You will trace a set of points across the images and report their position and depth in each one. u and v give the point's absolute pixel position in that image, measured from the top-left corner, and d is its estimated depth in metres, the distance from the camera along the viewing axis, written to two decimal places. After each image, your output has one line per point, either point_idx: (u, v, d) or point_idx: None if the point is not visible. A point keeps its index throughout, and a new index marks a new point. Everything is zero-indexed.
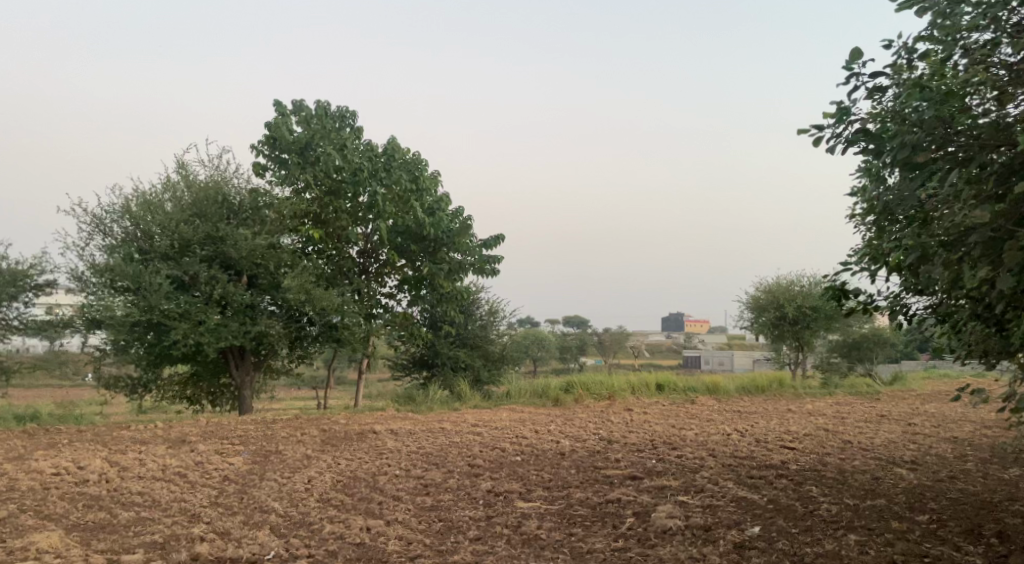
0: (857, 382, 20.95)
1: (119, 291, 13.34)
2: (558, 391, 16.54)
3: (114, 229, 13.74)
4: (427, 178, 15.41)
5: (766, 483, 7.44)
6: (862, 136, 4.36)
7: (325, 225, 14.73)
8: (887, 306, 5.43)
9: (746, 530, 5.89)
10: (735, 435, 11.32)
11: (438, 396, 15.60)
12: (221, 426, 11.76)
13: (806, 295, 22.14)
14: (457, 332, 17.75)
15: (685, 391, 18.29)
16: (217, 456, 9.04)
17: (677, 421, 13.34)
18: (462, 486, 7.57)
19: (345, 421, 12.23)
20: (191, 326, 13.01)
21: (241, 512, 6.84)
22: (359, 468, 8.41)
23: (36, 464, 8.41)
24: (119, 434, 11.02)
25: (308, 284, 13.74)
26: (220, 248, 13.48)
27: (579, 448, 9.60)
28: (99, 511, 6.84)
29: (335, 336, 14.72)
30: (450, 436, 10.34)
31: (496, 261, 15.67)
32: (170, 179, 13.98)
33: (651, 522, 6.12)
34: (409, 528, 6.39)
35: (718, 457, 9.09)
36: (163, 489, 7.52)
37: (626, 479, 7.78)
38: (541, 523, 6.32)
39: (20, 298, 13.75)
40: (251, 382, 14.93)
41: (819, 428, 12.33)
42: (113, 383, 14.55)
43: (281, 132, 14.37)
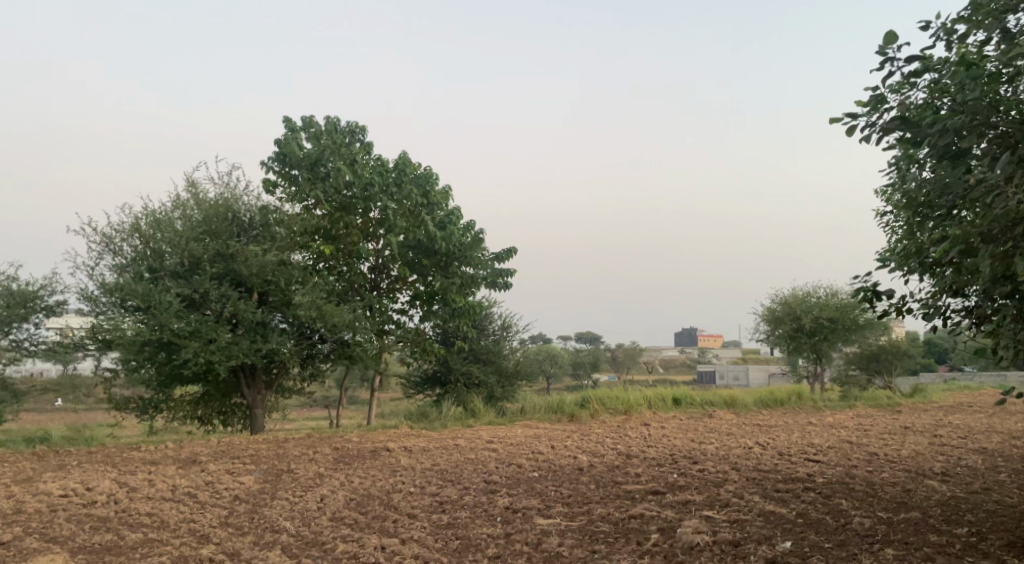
0: (877, 394, 20.58)
1: (129, 310, 13.22)
2: (573, 407, 16.26)
3: (124, 248, 13.61)
4: (438, 192, 15.30)
5: (794, 497, 7.18)
6: (896, 124, 4.23)
7: (335, 241, 14.62)
8: (922, 308, 5.20)
9: (777, 545, 5.63)
10: (757, 448, 11.06)
11: (452, 413, 15.38)
12: (232, 446, 11.60)
13: (823, 306, 21.81)
14: (470, 348, 17.55)
15: (703, 406, 18.00)
16: (228, 476, 8.86)
17: (695, 435, 13.08)
18: (479, 503, 7.35)
19: (358, 439, 12.01)
20: (202, 345, 12.86)
21: (252, 532, 6.64)
22: (373, 486, 8.20)
23: (44, 486, 8.25)
24: (130, 454, 10.88)
25: (319, 301, 13.60)
26: (230, 265, 13.35)
27: (598, 464, 9.36)
28: (106, 532, 6.65)
29: (347, 353, 14.65)
30: (464, 453, 10.11)
31: (509, 275, 15.50)
32: (180, 197, 13.87)
33: (677, 538, 5.87)
34: (426, 546, 6.17)
35: (742, 470, 8.83)
36: (172, 509, 7.33)
37: (649, 493, 7.54)
38: (563, 540, 6.08)
39: (30, 319, 13.66)
40: (263, 401, 14.77)
41: (842, 440, 12.02)
42: (124, 403, 14.41)
43: (291, 149, 14.30)
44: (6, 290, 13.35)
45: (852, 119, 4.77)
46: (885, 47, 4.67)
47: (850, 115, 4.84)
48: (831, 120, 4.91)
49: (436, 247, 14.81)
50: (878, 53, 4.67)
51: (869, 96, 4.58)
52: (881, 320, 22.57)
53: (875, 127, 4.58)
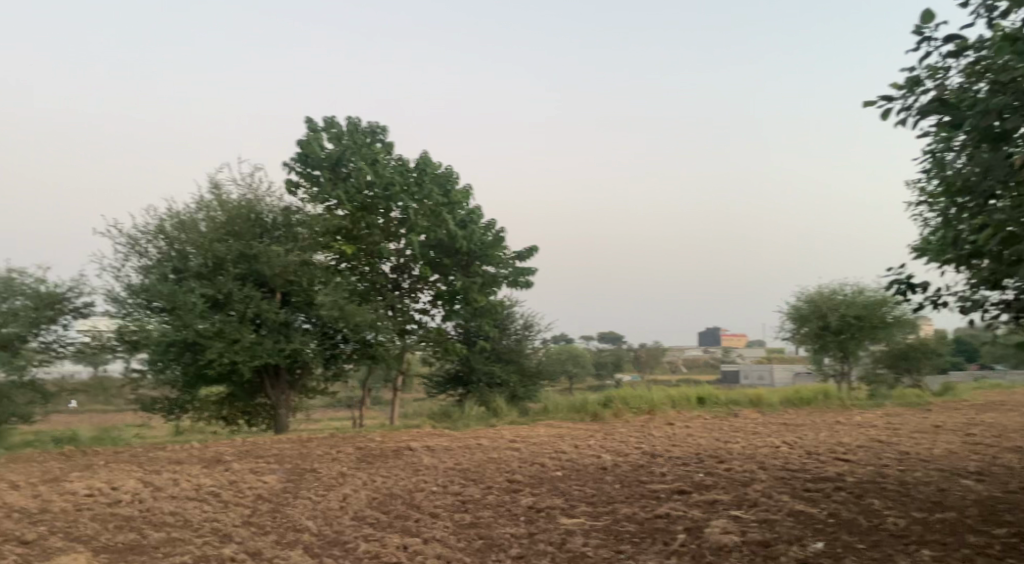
0: (906, 392, 20.23)
1: (155, 311, 13.27)
2: (596, 407, 16.14)
3: (149, 250, 13.64)
4: (459, 191, 15.24)
5: (824, 497, 7.03)
6: (935, 106, 4.17)
7: (357, 241, 14.63)
8: (959, 301, 5.06)
9: (808, 546, 5.51)
10: (784, 447, 10.89)
11: (474, 412, 15.33)
12: (256, 446, 11.61)
13: (850, 303, 21.51)
14: (492, 347, 17.49)
15: (728, 405, 17.82)
16: (252, 475, 8.85)
17: (720, 434, 12.91)
18: (502, 502, 7.27)
19: (381, 439, 11.99)
20: (226, 345, 12.91)
21: (274, 531, 6.60)
22: (396, 485, 8.15)
23: (70, 486, 8.27)
24: (156, 454, 10.92)
25: (341, 301, 13.63)
26: (253, 265, 13.38)
27: (622, 463, 9.24)
28: (130, 532, 6.65)
29: (370, 353, 14.66)
30: (487, 452, 10.04)
31: (531, 274, 15.42)
32: (204, 198, 13.91)
33: (705, 538, 5.76)
34: (448, 546, 6.10)
35: (769, 470, 8.69)
36: (196, 508, 7.32)
37: (674, 493, 7.42)
38: (588, 540, 5.99)
39: (59, 321, 13.75)
40: (286, 401, 14.80)
41: (871, 439, 11.81)
42: (150, 404, 14.51)
43: (312, 149, 14.33)
44: (35, 292, 13.39)
45: (888, 102, 4.71)
46: (923, 28, 4.61)
47: (886, 99, 4.79)
48: (866, 103, 4.86)
49: (457, 246, 14.76)
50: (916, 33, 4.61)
51: (906, 78, 4.53)
52: (909, 318, 22.21)
53: (912, 111, 4.52)
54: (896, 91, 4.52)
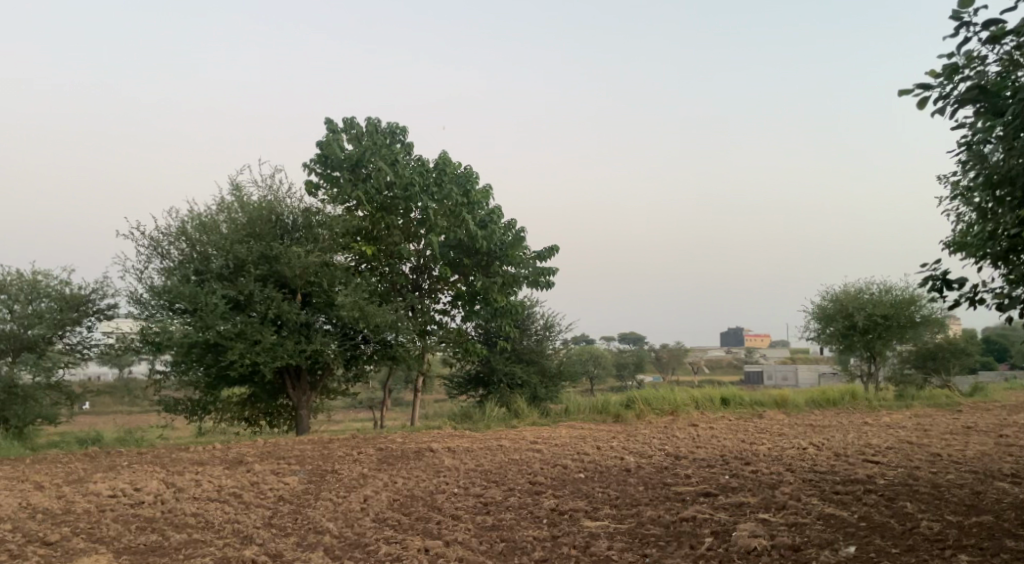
0: (935, 393, 19.90)
1: (177, 312, 13.33)
2: (618, 408, 16.01)
3: (171, 251, 13.74)
4: (478, 191, 15.14)
5: (855, 500, 6.87)
6: (972, 94, 4.07)
7: (377, 241, 14.60)
8: (997, 298, 4.89)
9: (840, 551, 5.36)
10: (811, 448, 10.71)
11: (495, 413, 15.24)
12: (278, 447, 11.61)
13: (877, 302, 21.20)
14: (513, 348, 17.39)
15: (752, 405, 17.61)
16: (273, 476, 8.83)
17: (746, 435, 12.74)
18: (524, 504, 7.18)
19: (402, 440, 11.94)
20: (247, 346, 12.93)
21: (295, 533, 6.55)
22: (417, 486, 8.08)
23: (93, 487, 8.29)
24: (179, 456, 10.94)
25: (361, 301, 13.59)
26: (274, 266, 13.38)
27: (645, 465, 9.12)
28: (151, 533, 6.62)
29: (390, 353, 14.64)
30: (509, 454, 9.96)
31: (551, 274, 15.30)
32: (225, 200, 13.94)
33: (733, 542, 5.63)
34: (470, 549, 6.01)
35: (797, 472, 8.52)
36: (217, 510, 7.29)
37: (700, 495, 7.29)
38: (612, 543, 5.87)
39: (83, 322, 13.80)
40: (308, 402, 14.81)
41: (900, 440, 11.59)
42: (173, 406, 14.58)
43: (332, 150, 14.34)
44: (59, 294, 13.46)
45: (923, 90, 4.62)
46: (963, 14, 4.51)
47: (922, 88, 4.69)
48: (901, 92, 4.76)
49: (477, 246, 14.66)
50: (954, 19, 4.50)
51: (943, 65, 4.43)
52: (938, 317, 21.85)
53: (950, 99, 4.42)
54: (933, 78, 4.42)
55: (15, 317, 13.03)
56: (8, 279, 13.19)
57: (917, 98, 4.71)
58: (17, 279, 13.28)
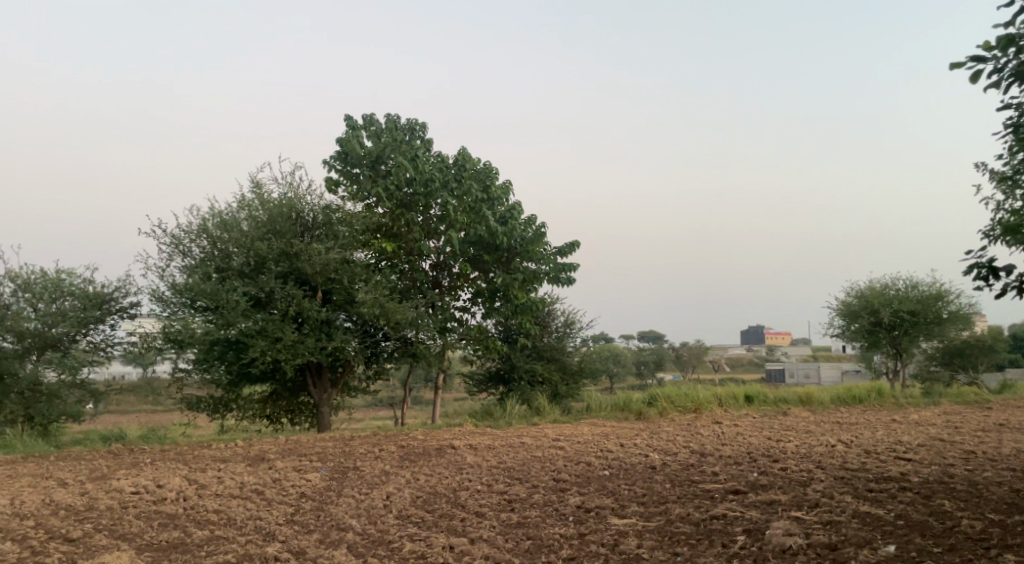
0: (963, 390, 19.56)
1: (199, 310, 13.30)
2: (641, 405, 15.84)
3: (192, 249, 13.70)
4: (498, 187, 15.00)
5: (890, 498, 6.70)
6: None
7: (397, 238, 14.52)
8: None
9: (879, 550, 5.20)
10: (840, 446, 10.51)
11: (516, 411, 15.11)
12: (300, 444, 11.56)
13: (904, 299, 20.88)
14: (533, 345, 17.26)
15: (777, 403, 17.38)
16: (295, 473, 8.77)
17: (771, 433, 12.54)
18: (549, 502, 7.05)
19: (424, 437, 11.87)
20: (269, 343, 12.89)
21: (318, 530, 6.46)
22: (440, 483, 7.98)
23: (116, 484, 8.25)
24: (201, 453, 10.90)
25: (382, 298, 13.52)
26: (294, 264, 13.35)
27: (671, 462, 8.96)
28: (173, 529, 6.56)
29: (411, 351, 14.56)
30: (532, 451, 9.85)
31: (572, 270, 15.15)
32: (246, 197, 13.91)
33: (766, 541, 5.47)
34: (496, 547, 5.89)
35: (827, 470, 8.34)
36: (240, 506, 7.22)
37: (729, 493, 7.12)
38: (642, 541, 5.74)
39: (106, 320, 13.75)
40: (329, 400, 14.76)
41: (931, 438, 11.36)
42: (195, 403, 14.57)
43: (352, 147, 14.29)
44: (82, 292, 13.45)
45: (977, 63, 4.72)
46: None
47: (977, 62, 4.80)
48: (953, 66, 4.87)
49: (497, 242, 14.52)
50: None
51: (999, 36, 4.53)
52: (966, 313, 21.48)
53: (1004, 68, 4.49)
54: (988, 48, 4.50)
55: (38, 315, 13.05)
56: (32, 278, 13.21)
57: (972, 72, 4.81)
58: (41, 278, 13.31)
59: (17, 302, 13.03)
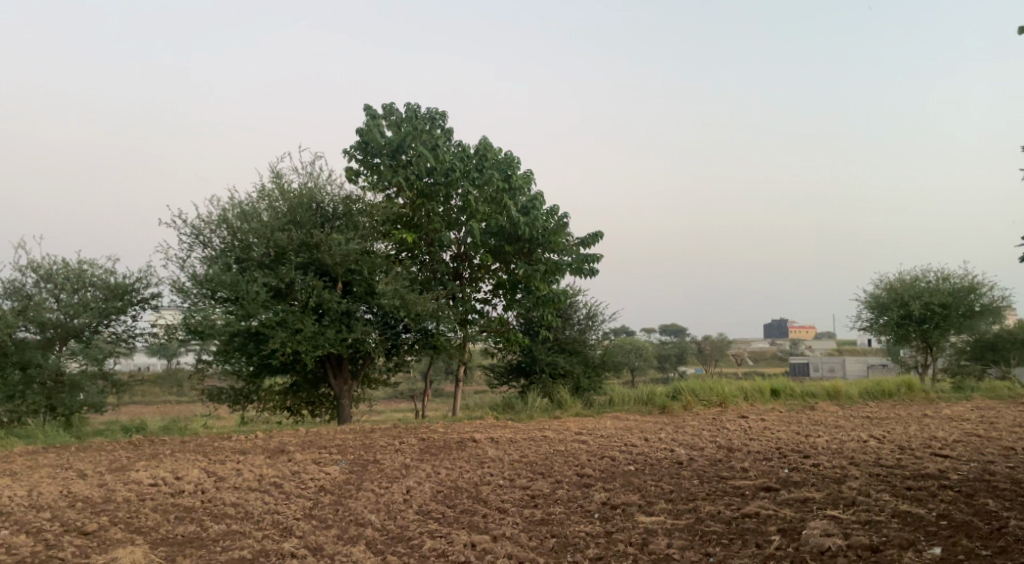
0: (995, 385, 19.13)
1: (219, 301, 13.21)
2: (665, 398, 15.59)
3: (213, 239, 13.61)
4: (519, 177, 14.76)
5: (930, 497, 6.47)
6: None
7: (417, 229, 14.33)
8: None
9: (924, 552, 4.96)
10: (872, 441, 10.21)
11: (538, 404, 14.89)
12: (320, 435, 11.45)
13: (935, 291, 20.42)
14: (555, 338, 17.02)
15: (804, 397, 17.05)
16: (315, 466, 8.63)
17: (800, 427, 12.24)
18: (574, 497, 6.84)
19: (445, 430, 11.71)
20: (289, 334, 12.78)
21: (336, 525, 6.29)
22: (462, 478, 7.79)
23: (134, 475, 8.13)
24: (221, 444, 10.77)
25: (402, 289, 13.36)
26: (314, 254, 13.24)
27: (698, 457, 8.72)
28: (189, 523, 6.41)
29: (431, 343, 14.41)
30: (555, 444, 9.65)
31: (595, 260, 14.88)
32: (266, 187, 13.78)
33: (803, 541, 5.23)
34: (519, 545, 5.69)
35: (861, 466, 8.07)
36: (257, 500, 7.07)
37: (760, 490, 6.87)
38: (671, 541, 5.51)
39: (127, 312, 13.68)
40: (349, 391, 14.64)
41: (967, 434, 11.04)
42: (216, 395, 14.50)
43: (372, 136, 14.13)
44: (104, 283, 13.38)
45: None
46: None
47: None
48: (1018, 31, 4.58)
49: (519, 233, 14.23)
50: None
51: None
52: (998, 306, 20.99)
53: None
54: None
55: (61, 306, 13.00)
56: (54, 268, 13.16)
57: None
58: (63, 268, 13.25)
59: (39, 293, 12.98)
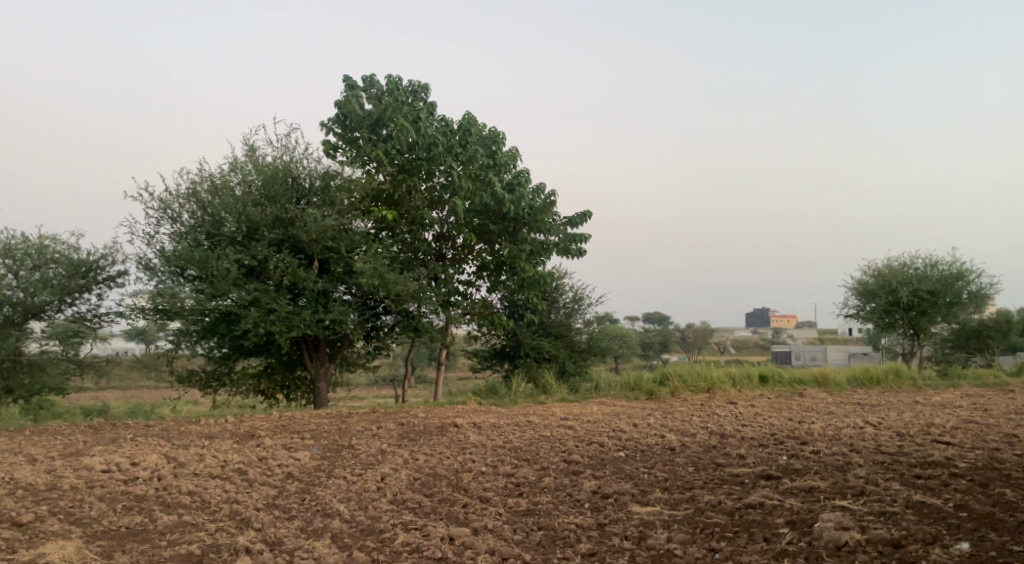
0: (982, 372, 18.87)
1: (188, 279, 12.57)
2: (651, 384, 15.12)
3: (182, 214, 12.97)
4: (505, 153, 14.18)
5: (943, 486, 6.06)
6: None
7: (398, 206, 13.74)
8: None
9: (952, 548, 4.50)
10: (869, 427, 9.79)
11: (522, 389, 14.40)
12: (292, 420, 10.90)
13: (923, 278, 20.12)
14: (540, 321, 16.53)
15: (793, 383, 16.68)
16: (284, 451, 8.08)
17: (792, 414, 11.81)
18: (562, 486, 6.33)
19: (425, 414, 11.18)
20: (261, 314, 12.13)
21: (301, 516, 5.76)
22: (441, 464, 7.27)
23: (86, 461, 7.53)
24: (187, 429, 10.17)
25: (382, 268, 12.74)
26: (289, 231, 12.61)
27: (691, 443, 8.23)
28: (137, 514, 5.84)
29: (412, 325, 13.88)
30: (539, 429, 9.13)
31: (584, 241, 14.33)
32: (238, 159, 13.13)
33: (816, 536, 4.77)
34: (503, 538, 5.18)
35: (863, 453, 7.63)
36: (217, 488, 6.51)
37: (761, 478, 6.41)
38: (671, 534, 5.03)
39: (91, 289, 12.98)
40: (326, 374, 14.06)
41: (964, 421, 10.65)
42: (187, 377, 13.87)
43: (351, 108, 13.49)
44: (66, 259, 12.69)
45: None
46: None
47: None
48: None
49: (504, 210, 13.64)
50: None
51: None
52: (986, 293, 20.69)
53: None
54: None
55: (20, 283, 12.30)
56: (13, 242, 12.44)
57: None
58: (22, 243, 12.53)
59: None
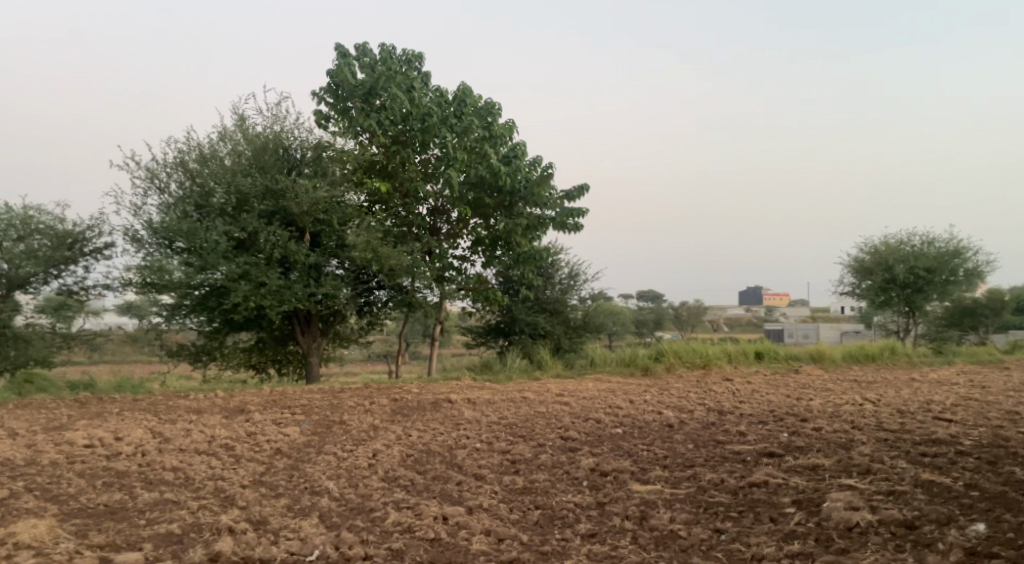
0: (977, 350, 18.76)
1: (177, 251, 12.27)
2: (646, 360, 14.96)
3: (170, 185, 12.67)
4: (501, 125, 13.87)
5: (950, 464, 5.88)
6: None
7: (392, 178, 13.44)
8: None
9: (967, 529, 4.32)
10: (870, 404, 9.61)
11: (517, 365, 14.26)
12: (285, 394, 10.72)
13: (921, 255, 19.93)
14: (535, 297, 16.32)
15: (789, 360, 16.54)
16: (273, 427, 7.85)
17: (790, 390, 11.64)
18: (559, 463, 6.14)
19: (419, 389, 11.00)
20: (252, 288, 11.87)
21: (288, 494, 5.55)
22: (434, 440, 7.07)
23: (69, 435, 7.30)
24: (176, 403, 9.96)
25: (375, 242, 12.46)
26: (280, 202, 12.31)
27: (690, 420, 8.03)
28: (117, 491, 5.63)
29: (405, 300, 13.65)
30: (535, 405, 8.93)
31: (581, 215, 14.08)
32: (227, 129, 12.82)
33: (825, 516, 4.59)
34: (499, 518, 4.99)
35: (866, 430, 7.45)
36: (201, 464, 6.29)
37: (764, 456, 6.23)
38: (674, 514, 4.84)
39: (77, 261, 12.69)
40: (319, 349, 13.83)
41: (963, 398, 10.48)
42: (176, 351, 13.64)
43: (343, 77, 13.14)
44: (51, 230, 12.38)
45: None
46: None
47: None
48: None
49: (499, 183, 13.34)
50: None
51: None
52: (983, 270, 20.54)
53: None
54: None
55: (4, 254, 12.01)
56: None
57: None
58: (6, 213, 12.21)
59: None
